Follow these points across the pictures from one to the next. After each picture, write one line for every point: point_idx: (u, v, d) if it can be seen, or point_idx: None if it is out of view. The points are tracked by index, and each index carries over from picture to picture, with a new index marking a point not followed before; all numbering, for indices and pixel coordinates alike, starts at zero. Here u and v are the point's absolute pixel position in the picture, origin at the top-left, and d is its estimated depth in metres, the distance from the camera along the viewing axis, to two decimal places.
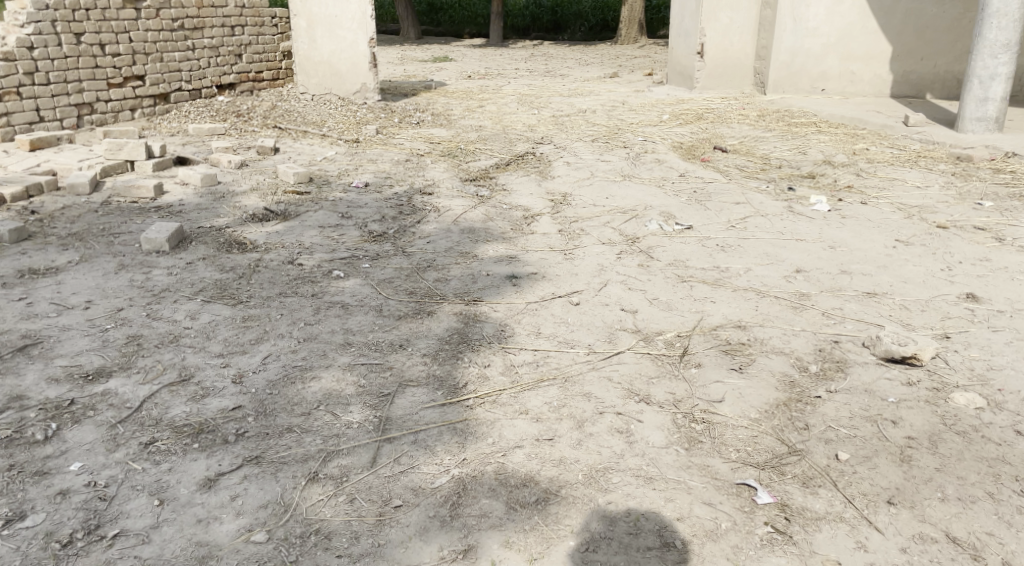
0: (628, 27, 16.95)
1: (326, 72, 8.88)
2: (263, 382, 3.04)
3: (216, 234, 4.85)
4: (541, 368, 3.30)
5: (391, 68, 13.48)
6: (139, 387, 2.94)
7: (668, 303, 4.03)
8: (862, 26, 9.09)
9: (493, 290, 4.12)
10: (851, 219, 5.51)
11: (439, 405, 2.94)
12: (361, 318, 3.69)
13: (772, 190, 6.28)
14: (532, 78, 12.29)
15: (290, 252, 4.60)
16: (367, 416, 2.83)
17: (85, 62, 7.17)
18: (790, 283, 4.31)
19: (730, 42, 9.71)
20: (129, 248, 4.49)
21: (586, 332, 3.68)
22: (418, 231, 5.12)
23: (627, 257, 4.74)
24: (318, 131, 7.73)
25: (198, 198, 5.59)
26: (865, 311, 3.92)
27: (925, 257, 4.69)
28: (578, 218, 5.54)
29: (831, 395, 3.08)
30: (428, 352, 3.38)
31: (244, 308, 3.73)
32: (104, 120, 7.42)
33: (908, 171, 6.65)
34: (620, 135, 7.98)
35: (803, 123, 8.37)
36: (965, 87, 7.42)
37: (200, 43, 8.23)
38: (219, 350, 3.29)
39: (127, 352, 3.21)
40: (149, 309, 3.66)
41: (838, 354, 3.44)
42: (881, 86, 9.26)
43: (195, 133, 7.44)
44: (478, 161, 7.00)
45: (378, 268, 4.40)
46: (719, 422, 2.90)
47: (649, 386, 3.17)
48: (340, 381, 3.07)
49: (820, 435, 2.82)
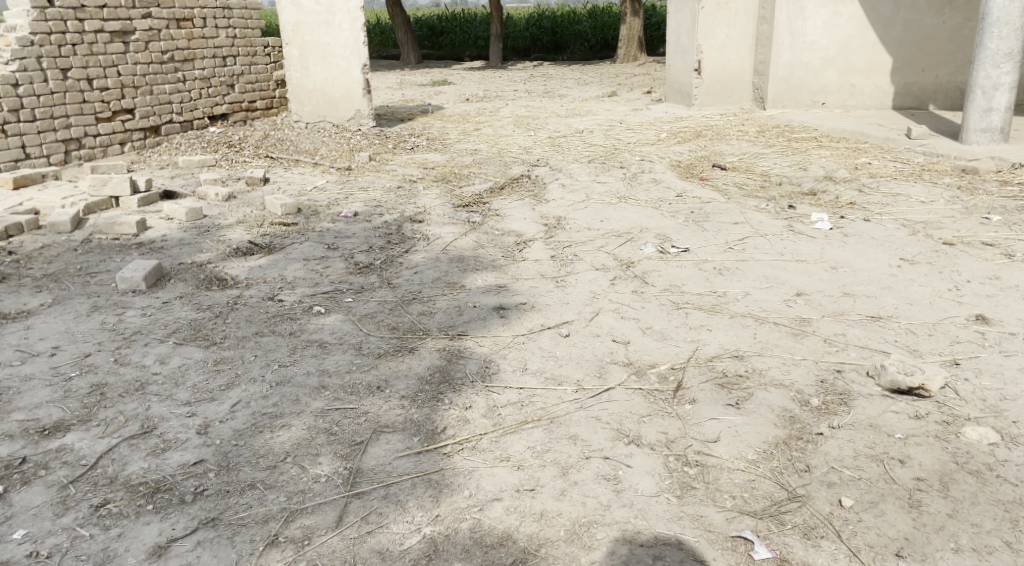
0: (628, 45, 16.86)
1: (320, 100, 8.76)
2: (229, 432, 2.90)
3: (196, 270, 4.71)
4: (526, 409, 3.11)
5: (390, 93, 13.40)
6: (97, 442, 2.84)
7: (662, 332, 3.85)
8: (861, 39, 8.96)
9: (479, 323, 3.95)
10: (853, 237, 5.33)
11: (415, 454, 2.77)
12: (338, 357, 3.53)
13: (772, 209, 6.11)
14: (530, 99, 12.18)
15: (271, 287, 4.45)
16: (336, 469, 2.68)
17: (72, 97, 7.08)
18: (791, 307, 4.12)
19: (727, 58, 9.58)
20: (104, 288, 4.37)
21: (576, 366, 3.50)
22: (406, 262, 4.95)
23: (621, 283, 4.57)
24: (309, 160, 7.62)
25: (181, 233, 5.45)
26: (869, 337, 3.72)
27: (931, 277, 4.50)
28: (572, 243, 5.37)
29: (834, 431, 2.89)
30: (407, 394, 3.21)
31: (217, 350, 3.59)
32: (92, 154, 7.33)
33: (912, 186, 6.46)
34: (617, 155, 7.83)
35: (803, 137, 8.21)
36: (967, 98, 7.25)
37: (190, 74, 8.14)
38: (187, 398, 3.14)
39: (89, 404, 3.10)
40: (117, 353, 3.54)
41: (841, 386, 3.24)
42: (883, 98, 9.11)
43: (184, 165, 7.33)
44: (472, 185, 6.86)
45: (361, 301, 4.24)
46: (714, 464, 2.71)
47: (640, 425, 2.98)
48: (311, 429, 2.92)
49: (822, 478, 2.62)
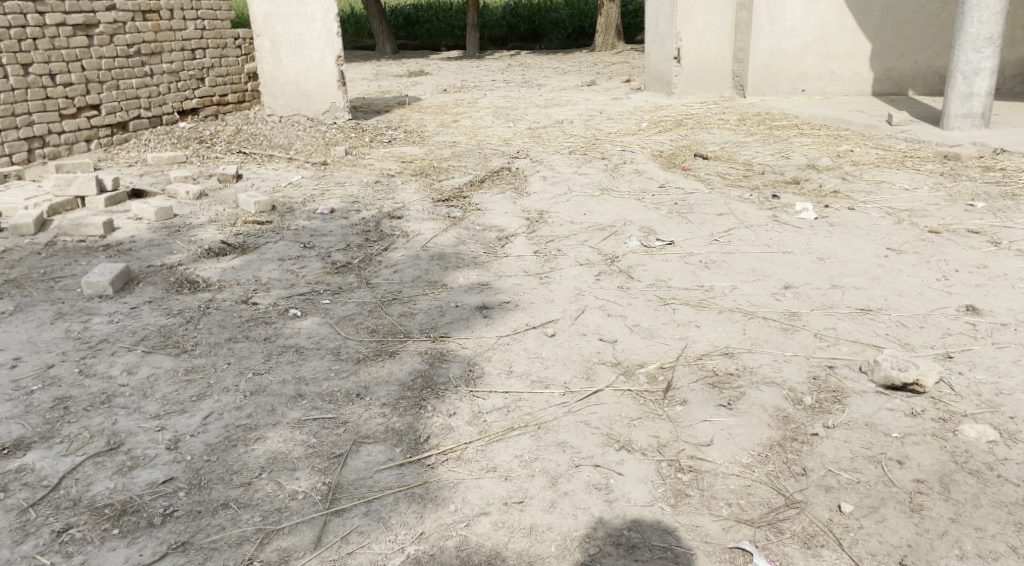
0: (605, 33, 16.72)
1: (294, 92, 8.56)
2: (200, 447, 2.80)
3: (166, 272, 4.55)
4: (512, 414, 3.01)
5: (365, 85, 13.18)
6: (60, 460, 2.73)
7: (650, 330, 3.75)
8: (840, 25, 8.91)
9: (461, 324, 3.82)
10: (839, 227, 5.26)
11: (397, 466, 2.67)
12: (316, 363, 3.40)
13: (756, 199, 6.03)
14: (509, 89, 12.02)
15: (245, 289, 4.30)
16: (314, 484, 2.58)
17: (35, 93, 6.84)
18: (779, 301, 4.04)
19: (707, 46, 9.48)
20: (70, 293, 4.21)
21: (562, 368, 3.38)
22: (385, 260, 4.81)
23: (605, 278, 4.46)
24: (284, 155, 7.43)
25: (150, 233, 5.27)
26: (860, 330, 3.65)
27: (919, 266, 4.43)
28: (554, 237, 5.26)
29: (830, 431, 2.81)
30: (388, 401, 3.09)
31: (189, 358, 3.46)
32: (57, 153, 7.10)
33: (895, 173, 6.41)
34: (598, 146, 7.72)
35: (784, 125, 8.15)
36: (949, 83, 7.20)
37: (159, 68, 7.92)
38: (155, 411, 3.03)
39: (52, 420, 2.98)
40: (82, 364, 3.41)
41: (834, 382, 3.16)
42: (862, 84, 9.07)
43: (154, 162, 7.12)
44: (452, 179, 6.72)
45: (339, 303, 4.11)
46: (708, 470, 2.61)
47: (629, 430, 2.89)
48: (288, 442, 2.82)
49: (819, 482, 2.53)
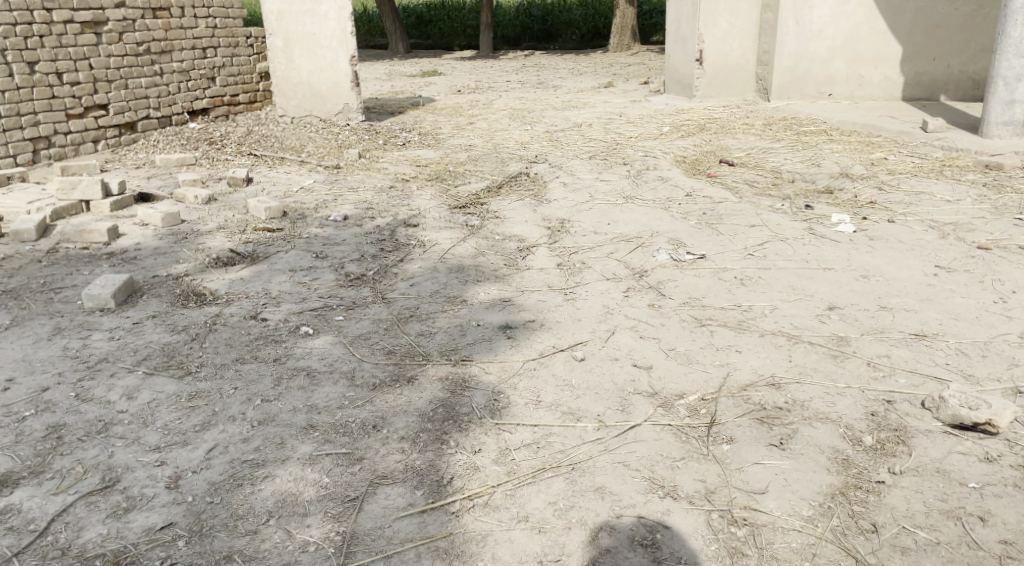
0: (621, 35, 16.44)
1: (306, 92, 8.31)
2: (203, 486, 2.55)
3: (172, 283, 4.31)
4: (542, 452, 2.75)
5: (377, 84, 12.92)
6: (49, 500, 2.50)
7: (686, 355, 3.47)
8: (869, 27, 8.59)
9: (484, 345, 3.55)
10: (880, 241, 4.97)
11: (419, 514, 2.44)
12: (329, 389, 3.14)
13: (788, 209, 5.74)
14: (524, 91, 11.74)
15: (254, 303, 4.05)
16: (327, 534, 2.36)
17: (40, 92, 6.62)
18: (824, 324, 3.76)
19: (730, 48, 9.18)
20: (69, 306, 3.97)
21: (594, 398, 3.11)
22: (401, 272, 4.55)
23: (634, 295, 4.19)
24: (295, 158, 7.19)
25: (157, 241, 5.03)
26: (917, 359, 3.37)
27: (972, 287, 4.15)
28: (578, 249, 4.99)
29: (897, 479, 2.57)
30: (407, 435, 2.83)
31: (193, 381, 3.21)
32: (63, 153, 6.89)
33: (934, 183, 6.11)
34: (619, 151, 7.44)
35: (812, 131, 7.85)
36: (988, 90, 6.90)
37: (169, 67, 7.69)
38: (156, 442, 2.79)
39: (43, 451, 2.74)
40: (78, 387, 3.16)
41: (894, 420, 2.89)
42: (892, 89, 8.76)
43: (162, 165, 6.89)
44: (469, 184, 6.46)
45: (353, 320, 3.85)
46: (765, 524, 2.39)
47: (673, 472, 2.63)
48: (300, 482, 2.58)
49: (892, 541, 2.32)
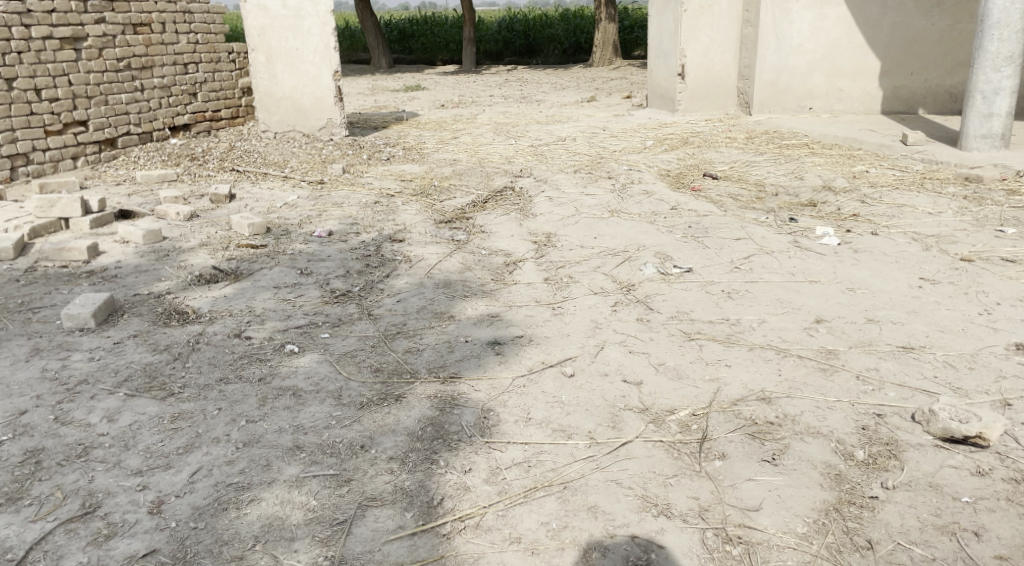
0: (603, 49, 16.54)
1: (290, 108, 8.23)
2: (187, 510, 2.50)
3: (154, 302, 4.24)
4: (534, 471, 2.72)
5: (361, 99, 12.89)
6: (28, 529, 2.43)
7: (676, 369, 3.44)
8: (848, 42, 8.69)
9: (472, 362, 3.52)
10: (864, 253, 4.99)
11: (409, 536, 2.40)
12: (315, 409, 3.09)
13: (773, 222, 5.75)
14: (507, 105, 11.75)
15: (238, 321, 3.99)
16: (316, 559, 2.32)
17: (19, 108, 6.54)
18: (813, 337, 3.75)
19: (712, 62, 9.24)
20: (48, 327, 3.90)
21: (585, 414, 3.08)
22: (387, 288, 4.51)
23: (623, 309, 4.17)
24: (279, 173, 7.13)
25: (138, 259, 4.96)
26: (905, 372, 3.37)
27: (957, 299, 4.17)
28: (565, 263, 4.97)
29: (891, 494, 2.57)
30: (396, 455, 2.78)
31: (175, 403, 3.15)
32: (42, 170, 6.79)
33: (916, 195, 6.16)
34: (604, 165, 7.45)
35: (794, 144, 7.90)
36: (966, 103, 6.98)
37: (150, 83, 7.63)
38: (137, 466, 2.73)
39: (21, 477, 2.68)
40: (57, 410, 3.09)
41: (886, 433, 2.88)
42: (872, 102, 8.86)
43: (142, 181, 6.82)
44: (454, 199, 6.43)
45: (339, 338, 3.80)
46: (759, 542, 2.38)
47: (666, 490, 2.61)
48: (288, 505, 2.53)
49: (887, 558, 2.32)
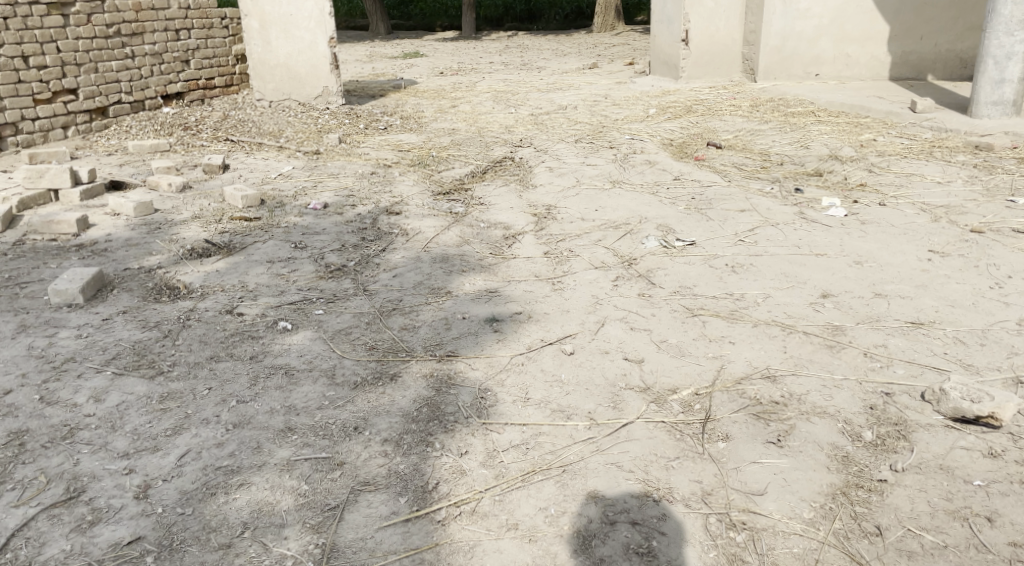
0: (605, 14, 16.21)
1: (284, 75, 8.07)
2: (174, 496, 2.42)
3: (144, 277, 4.14)
4: (532, 453, 2.64)
5: (359, 67, 12.66)
6: (9, 514, 2.36)
7: (678, 347, 3.35)
8: (857, 6, 8.46)
9: (469, 340, 3.42)
10: (872, 225, 4.87)
11: (403, 523, 2.33)
12: (308, 389, 3.01)
13: (778, 193, 5.62)
14: (508, 72, 11.55)
15: (230, 297, 3.89)
16: (306, 547, 2.24)
17: (6, 77, 6.39)
18: (819, 313, 3.65)
19: (716, 27, 9.02)
20: (35, 302, 3.80)
21: (585, 395, 2.99)
22: (384, 262, 4.40)
23: (624, 284, 4.07)
24: (273, 143, 6.99)
25: (129, 231, 4.85)
26: (914, 348, 3.27)
27: (967, 272, 4.06)
28: (565, 236, 4.85)
29: (900, 477, 2.49)
30: (390, 437, 2.70)
31: (164, 382, 3.06)
32: (31, 140, 6.66)
33: (925, 164, 6.02)
34: (606, 134, 7.30)
35: (800, 112, 7.73)
36: (977, 69, 6.80)
37: (140, 50, 7.45)
38: (124, 449, 2.65)
39: (4, 460, 2.60)
40: (43, 390, 3.01)
41: (895, 413, 2.80)
42: (880, 69, 8.65)
43: (134, 151, 6.68)
44: (452, 170, 6.30)
45: (333, 315, 3.70)
46: (764, 528, 2.31)
47: (668, 474, 2.53)
48: (278, 490, 2.45)
49: (897, 545, 2.24)
